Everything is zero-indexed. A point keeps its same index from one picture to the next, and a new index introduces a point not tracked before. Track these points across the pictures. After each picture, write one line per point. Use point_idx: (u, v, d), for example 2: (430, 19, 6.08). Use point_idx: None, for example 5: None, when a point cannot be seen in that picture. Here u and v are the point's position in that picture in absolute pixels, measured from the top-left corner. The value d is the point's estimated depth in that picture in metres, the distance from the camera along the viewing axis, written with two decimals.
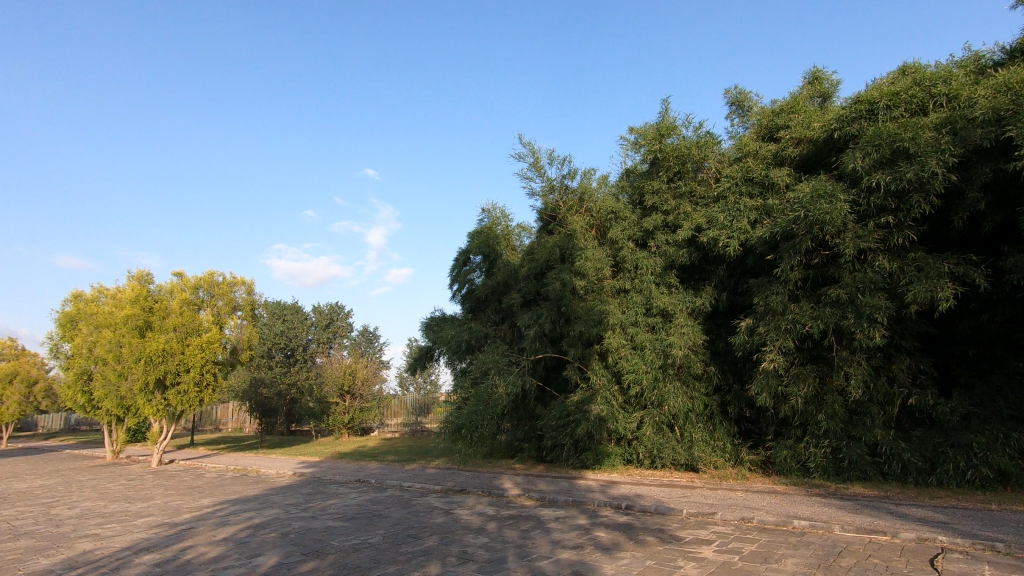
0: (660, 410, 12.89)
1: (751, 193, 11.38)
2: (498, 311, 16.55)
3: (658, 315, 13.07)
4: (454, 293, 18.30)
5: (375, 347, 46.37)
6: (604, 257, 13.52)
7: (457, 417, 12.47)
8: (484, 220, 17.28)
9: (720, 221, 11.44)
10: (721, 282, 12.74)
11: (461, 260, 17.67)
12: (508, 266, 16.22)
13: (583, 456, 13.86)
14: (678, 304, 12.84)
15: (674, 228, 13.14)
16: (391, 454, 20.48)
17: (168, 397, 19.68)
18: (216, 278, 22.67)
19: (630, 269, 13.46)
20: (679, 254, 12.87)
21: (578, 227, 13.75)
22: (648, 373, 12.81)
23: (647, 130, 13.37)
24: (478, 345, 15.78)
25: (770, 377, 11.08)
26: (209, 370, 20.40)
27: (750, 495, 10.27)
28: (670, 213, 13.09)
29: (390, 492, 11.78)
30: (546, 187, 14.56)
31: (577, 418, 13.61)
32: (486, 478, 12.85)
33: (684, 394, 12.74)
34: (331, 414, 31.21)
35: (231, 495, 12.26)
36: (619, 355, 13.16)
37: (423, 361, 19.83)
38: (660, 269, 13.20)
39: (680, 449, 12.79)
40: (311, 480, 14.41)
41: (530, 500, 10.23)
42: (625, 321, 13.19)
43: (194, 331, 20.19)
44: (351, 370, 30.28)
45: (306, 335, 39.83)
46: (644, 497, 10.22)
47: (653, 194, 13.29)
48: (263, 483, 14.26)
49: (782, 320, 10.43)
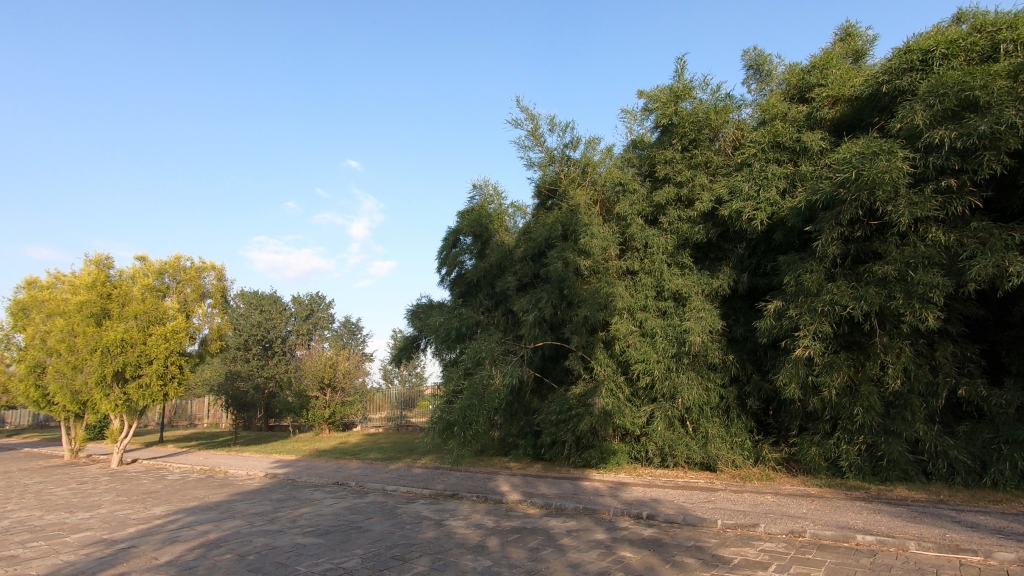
0: (673, 403, 11.68)
1: (781, 159, 10.13)
2: (492, 296, 15.20)
3: (670, 299, 11.91)
4: (442, 278, 16.93)
5: (357, 339, 44.81)
6: (611, 235, 12.24)
7: (449, 413, 10.54)
8: (476, 197, 15.91)
9: (744, 192, 10.20)
10: (740, 262, 11.54)
11: (450, 242, 16.26)
12: (502, 247, 14.90)
13: (585, 454, 12.60)
14: (693, 286, 11.66)
15: (689, 203, 11.92)
16: (373, 451, 19.08)
17: (128, 391, 18.00)
18: (183, 262, 20.98)
19: (639, 248, 12.25)
20: (695, 231, 11.63)
21: (582, 201, 12.39)
22: (660, 362, 11.65)
23: (659, 93, 12.07)
24: (469, 333, 14.40)
25: (800, 365, 9.90)
26: (175, 362, 18.60)
27: (783, 499, 9.06)
28: (683, 185, 11.84)
29: (372, 497, 10.35)
30: (546, 159, 13.19)
31: (579, 413, 12.34)
32: (480, 481, 11.51)
33: (699, 385, 11.57)
34: (310, 408, 29.72)
35: (189, 503, 10.74)
36: (627, 343, 11.89)
37: (409, 351, 18.43)
38: (672, 248, 12.00)
39: (695, 446, 11.57)
40: (283, 482, 12.90)
41: (534, 507, 8.89)
42: (634, 305, 11.93)
43: (157, 320, 18.48)
44: (332, 362, 28.82)
45: (285, 326, 38.13)
46: (665, 503, 8.94)
47: (665, 164, 12.00)
48: (229, 486, 12.74)
49: (817, 301, 9.22)
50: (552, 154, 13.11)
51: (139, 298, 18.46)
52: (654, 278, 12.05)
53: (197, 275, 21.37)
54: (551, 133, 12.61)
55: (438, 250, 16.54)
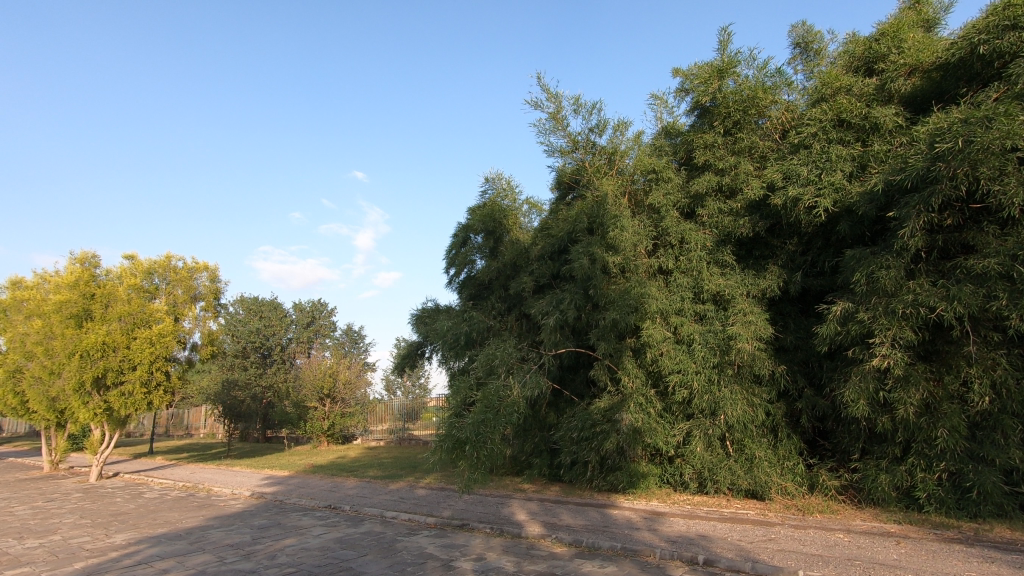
0: (715, 420, 10.24)
1: (846, 139, 8.77)
2: (505, 299, 13.83)
3: (709, 302, 10.53)
4: (450, 280, 15.60)
5: (359, 348, 43.56)
6: (642, 229, 10.85)
7: (458, 429, 8.71)
8: (488, 191, 14.62)
9: (802, 176, 8.86)
10: (790, 260, 10.16)
11: (459, 240, 14.95)
12: (517, 245, 13.58)
13: (611, 477, 11.13)
14: (736, 286, 10.29)
15: (732, 194, 10.61)
16: (373, 467, 17.60)
17: (109, 399, 16.63)
18: (173, 263, 19.77)
19: (673, 244, 10.89)
20: (739, 224, 10.30)
21: (611, 191, 11.02)
22: (699, 373, 10.26)
23: (698, 70, 10.76)
24: (480, 339, 13.02)
25: (870, 378, 8.43)
26: (160, 368, 17.23)
27: (860, 538, 7.55)
28: (725, 173, 10.51)
29: (368, 527, 8.88)
30: (567, 145, 11.81)
31: (605, 430, 10.90)
32: (492, 507, 10.05)
33: (743, 400, 10.14)
34: (309, 420, 28.28)
35: (157, 530, 9.29)
36: (660, 352, 10.49)
37: (412, 359, 17.02)
38: (711, 244, 10.67)
39: (740, 471, 10.07)
40: (269, 504, 11.42)
41: (560, 545, 7.44)
42: (668, 308, 10.55)
43: (142, 323, 17.17)
44: (332, 372, 27.52)
45: (285, 334, 36.90)
46: (718, 542, 7.44)
47: (704, 150, 10.69)
48: (208, 508, 11.27)
49: (897, 303, 7.79)
50: (574, 140, 11.74)
51: (124, 298, 17.19)
52: (691, 277, 10.69)
53: (189, 276, 20.10)
54: (575, 115, 11.26)
55: (446, 249, 15.23)
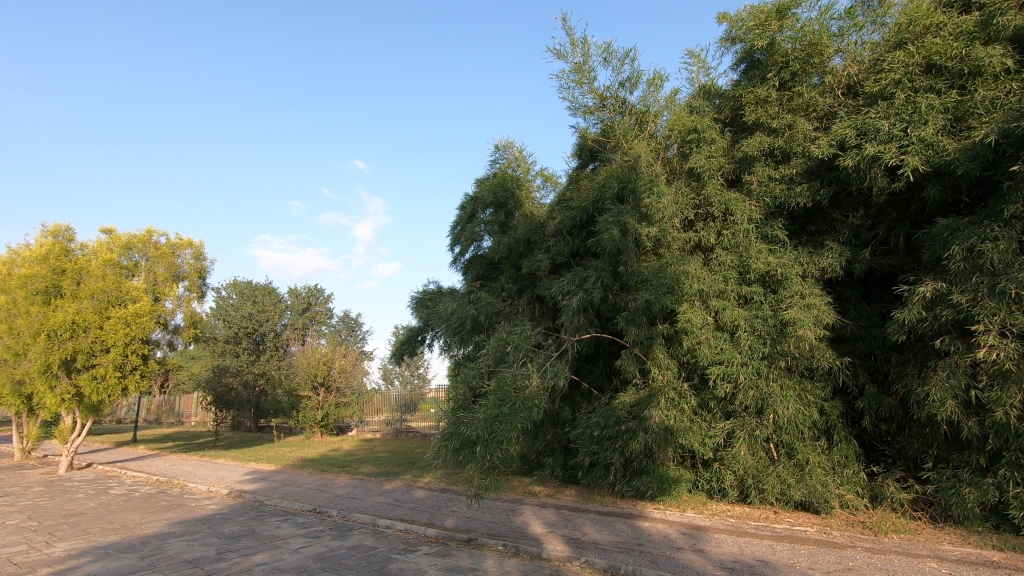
0: (762, 419, 8.84)
1: (937, 87, 7.32)
2: (516, 280, 12.42)
3: (757, 283, 9.10)
4: (454, 259, 14.16)
5: (357, 335, 42.21)
6: (680, 198, 9.40)
7: (467, 426, 7.03)
8: (498, 161, 13.15)
9: (883, 130, 7.39)
10: (853, 235, 8.74)
11: (466, 215, 13.51)
12: (531, 219, 12.12)
13: (637, 482, 9.75)
14: (789, 265, 8.86)
15: (785, 159, 9.22)
16: (367, 462, 16.26)
17: (79, 384, 15.22)
18: (155, 238, 18.24)
19: (715, 217, 9.45)
20: (794, 193, 8.90)
21: (644, 154, 9.54)
22: (745, 364, 8.87)
23: (749, 14, 9.29)
24: (488, 323, 11.62)
25: (964, 373, 6.98)
26: (137, 351, 15.78)
27: (962, 569, 6.11)
28: (779, 134, 9.06)
29: (357, 539, 7.46)
30: (592, 103, 10.32)
31: (632, 429, 9.51)
32: (503, 516, 8.65)
33: (796, 397, 8.74)
34: (301, 409, 26.87)
35: (108, 538, 7.88)
36: (698, 340, 9.08)
37: (411, 346, 15.60)
38: (759, 217, 9.27)
39: (789, 480, 8.65)
40: (247, 507, 10.03)
41: (592, 573, 6.01)
42: (709, 288, 9.14)
43: (118, 301, 15.75)
44: (326, 360, 26.10)
45: (279, 320, 35.52)
46: (787, 572, 6.01)
47: (755, 107, 9.25)
48: (176, 511, 9.86)
49: (1009, 281, 6.33)
50: (600, 96, 10.21)
51: (98, 274, 15.78)
52: (735, 255, 9.27)
53: (171, 252, 18.56)
54: (604, 65, 9.80)
55: (451, 225, 13.78)
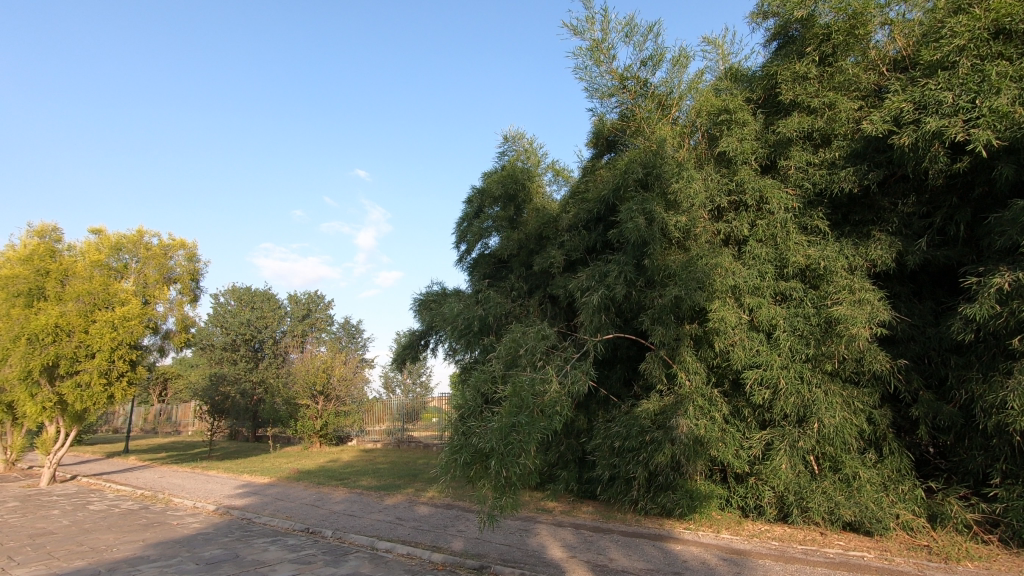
0: (806, 429, 7.94)
1: (1007, 54, 6.49)
2: (527, 279, 11.61)
3: (796, 278, 8.27)
4: (460, 258, 13.35)
5: (358, 343, 41.34)
6: (710, 185, 8.58)
7: (479, 437, 6.15)
8: (507, 152, 12.37)
9: (946, 103, 6.56)
10: (904, 224, 7.90)
11: (471, 210, 12.73)
12: (544, 213, 11.31)
13: (663, 498, 8.84)
14: (833, 258, 8.03)
15: (825, 143, 8.43)
16: (367, 475, 15.36)
17: (62, 391, 14.37)
18: (145, 239, 17.39)
19: (747, 207, 8.64)
20: (837, 178, 8.09)
21: (669, 138, 8.73)
22: (784, 367, 8.00)
23: None
24: (497, 324, 10.78)
25: None
26: (124, 357, 14.92)
27: None
28: (819, 114, 8.26)
29: (352, 567, 6.56)
30: (611, 85, 9.53)
31: (657, 440, 8.63)
32: (517, 538, 7.74)
33: (842, 404, 7.86)
34: (299, 419, 26.00)
35: (72, 564, 6.98)
36: (731, 342, 8.23)
37: (413, 351, 14.73)
38: (797, 206, 8.45)
39: (837, 497, 7.75)
40: (233, 526, 9.13)
41: None
42: (743, 284, 8.29)
43: (105, 304, 14.94)
44: (326, 367, 25.24)
45: (279, 327, 34.69)
46: None
47: (793, 85, 8.44)
48: (154, 531, 8.94)
49: None
50: (619, 76, 9.42)
51: (85, 276, 15.02)
52: (771, 248, 8.45)
53: (163, 254, 17.68)
54: (625, 43, 9.01)
55: (456, 222, 12.99)
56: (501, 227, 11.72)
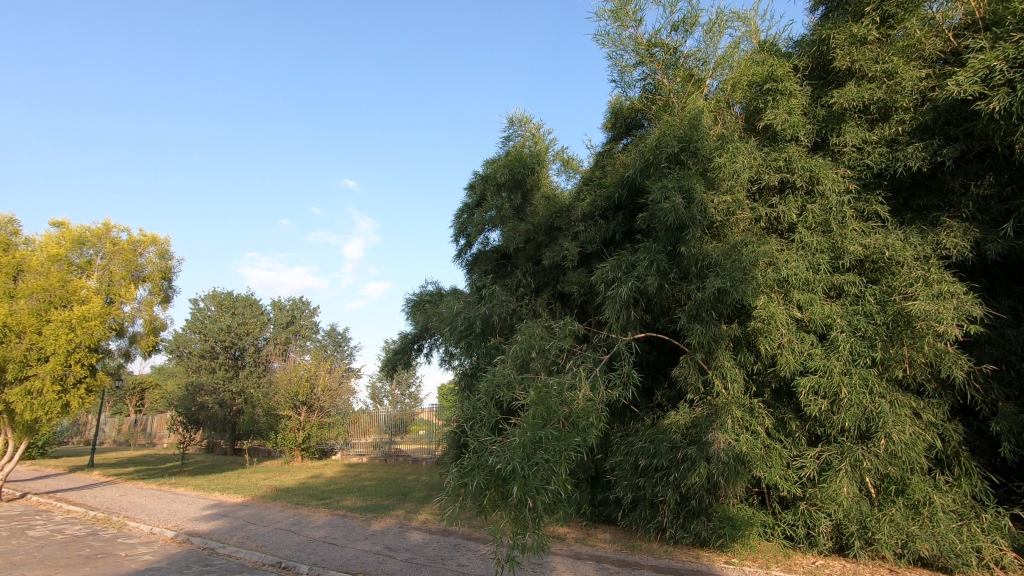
0: (869, 446, 6.79)
1: None
2: (534, 276, 10.43)
3: (852, 271, 7.21)
4: (458, 254, 12.13)
5: (344, 351, 39.82)
6: (754, 163, 7.46)
7: (495, 455, 4.88)
8: (513, 137, 11.22)
9: None
10: (979, 209, 6.83)
11: (472, 201, 11.56)
12: (554, 201, 10.16)
13: (697, 526, 7.63)
14: (897, 246, 6.96)
15: (884, 118, 7.39)
16: (352, 494, 13.96)
17: (9, 400, 12.86)
18: (113, 233, 15.95)
19: (794, 190, 7.55)
20: (901, 156, 7.03)
21: (706, 109, 7.63)
22: (843, 374, 6.86)
23: None
24: (502, 325, 9.56)
25: None
26: (82, 361, 13.45)
27: None
28: (879, 84, 7.23)
29: None
30: (637, 53, 8.45)
31: (692, 458, 7.42)
32: None
33: (911, 417, 6.73)
34: (280, 431, 24.48)
35: None
36: (779, 345, 7.08)
37: (404, 357, 13.40)
38: (852, 189, 7.39)
39: (909, 527, 6.60)
40: (191, 559, 7.71)
41: None
42: (793, 277, 7.16)
43: (63, 302, 13.54)
44: (309, 376, 23.74)
45: (261, 334, 33.07)
46: None
47: (849, 50, 7.39)
48: (97, 565, 7.50)
49: None
50: (646, 43, 8.34)
51: (40, 271, 13.62)
52: (822, 237, 7.37)
53: (131, 250, 16.19)
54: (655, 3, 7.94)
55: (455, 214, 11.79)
56: (507, 218, 10.54)
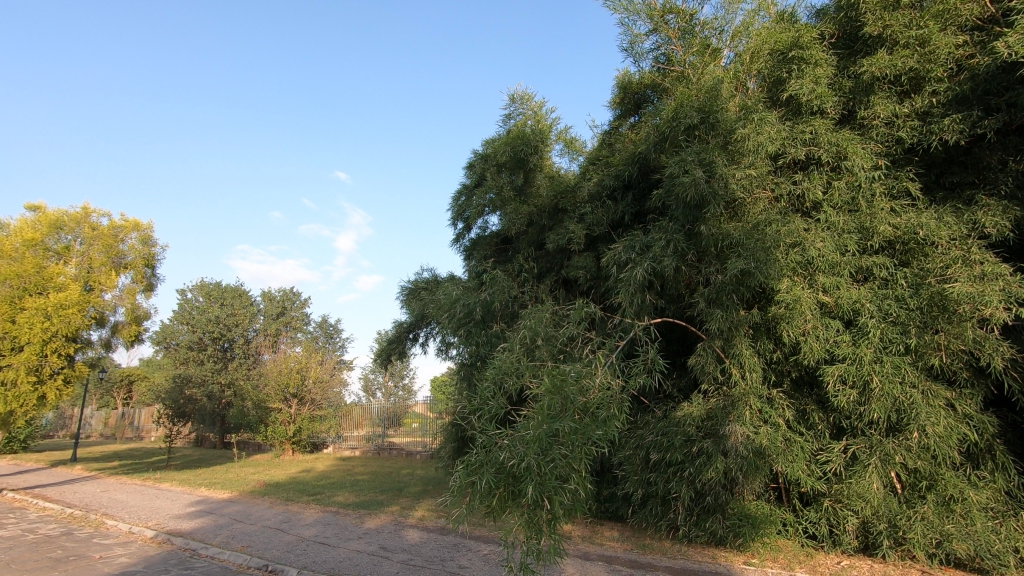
0: (901, 439, 6.35)
1: None
2: (537, 261, 9.92)
3: (880, 253, 6.75)
4: (455, 240, 11.58)
5: (336, 343, 39.20)
6: (778, 136, 6.96)
7: (505, 449, 4.36)
8: (514, 115, 10.67)
9: None
10: (1018, 186, 6.37)
11: (472, 182, 11.00)
12: (559, 181, 9.64)
13: (713, 524, 7.18)
14: (931, 225, 6.49)
15: (915, 90, 6.92)
16: (344, 488, 13.45)
17: None
18: (91, 218, 15.14)
19: (819, 167, 7.07)
20: (936, 129, 6.56)
21: (725, 79, 7.11)
22: (873, 362, 6.39)
23: None
24: (503, 312, 9.04)
25: None
26: (58, 351, 12.77)
27: None
28: (911, 52, 6.74)
29: None
30: (651, 20, 7.95)
31: (708, 452, 6.95)
32: None
33: (944, 407, 6.30)
34: (270, 424, 23.90)
35: None
36: (803, 331, 6.61)
37: (398, 347, 12.86)
38: (881, 166, 6.93)
39: (944, 525, 6.16)
40: (171, 562, 7.15)
41: None
42: (818, 259, 6.68)
43: (38, 289, 13.02)
44: (299, 368, 23.12)
45: (251, 326, 32.36)
46: None
47: (880, 15, 6.90)
48: (66, 569, 6.91)
49: None
50: (660, 9, 7.84)
51: (15, 257, 13.27)
52: (849, 217, 6.91)
53: (111, 235, 15.39)
54: None
55: (453, 197, 11.23)
56: (507, 199, 9.98)
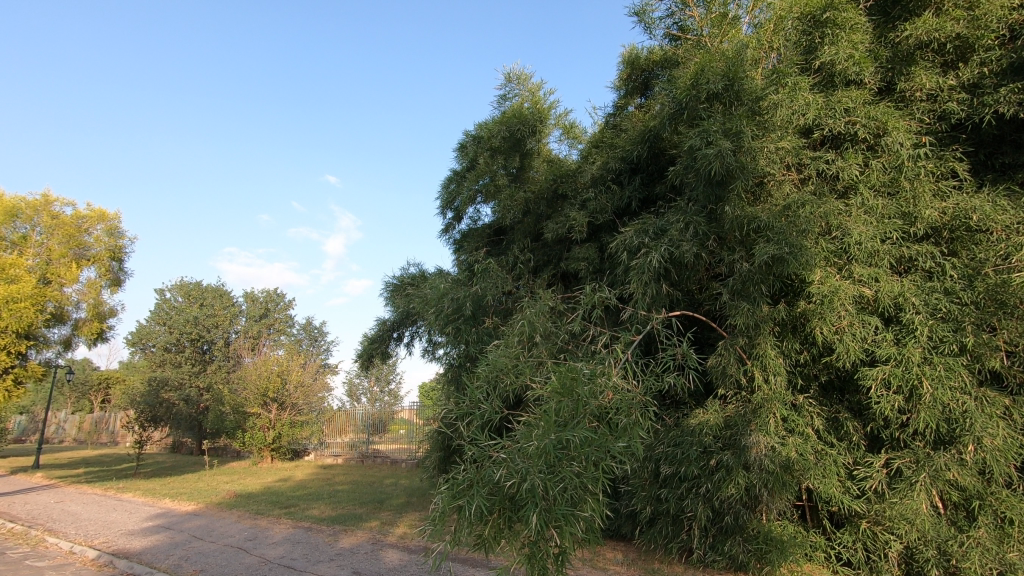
0: (952, 453, 5.55)
1: None
2: (533, 253, 9.08)
3: (924, 241, 5.97)
4: (445, 231, 10.70)
5: (321, 346, 38.05)
6: (811, 108, 6.16)
7: (500, 464, 3.45)
8: (510, 96, 9.82)
9: None
10: None
11: (462, 167, 10.13)
12: (558, 165, 8.79)
13: (733, 548, 6.30)
14: (984, 209, 5.73)
15: (962, 60, 6.18)
16: (322, 500, 12.44)
17: None
18: (53, 206, 14.15)
19: (855, 144, 6.29)
20: (989, 101, 5.82)
21: (752, 43, 6.32)
22: (921, 364, 5.57)
23: None
24: (496, 308, 8.14)
25: None
26: (8, 347, 11.66)
27: None
28: (960, 15, 6.00)
29: None
30: None
31: (729, 466, 6.08)
32: None
33: (1002, 417, 5.54)
34: (248, 430, 22.72)
35: None
36: (838, 329, 5.77)
37: (381, 348, 11.91)
38: (924, 144, 6.17)
39: (1005, 553, 5.36)
40: None
41: None
42: (856, 247, 5.87)
43: None
44: (280, 372, 21.98)
45: (232, 327, 31.17)
46: None
47: None
48: None
49: None
50: None
51: None
52: (889, 201, 6.12)
53: (75, 225, 14.36)
54: None
55: (443, 183, 10.34)
56: (502, 186, 9.09)
